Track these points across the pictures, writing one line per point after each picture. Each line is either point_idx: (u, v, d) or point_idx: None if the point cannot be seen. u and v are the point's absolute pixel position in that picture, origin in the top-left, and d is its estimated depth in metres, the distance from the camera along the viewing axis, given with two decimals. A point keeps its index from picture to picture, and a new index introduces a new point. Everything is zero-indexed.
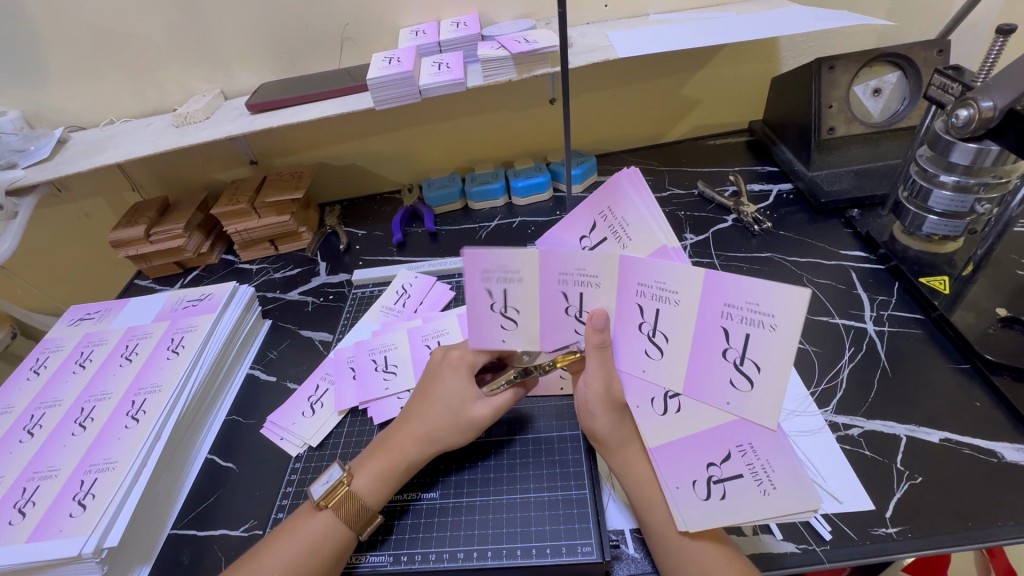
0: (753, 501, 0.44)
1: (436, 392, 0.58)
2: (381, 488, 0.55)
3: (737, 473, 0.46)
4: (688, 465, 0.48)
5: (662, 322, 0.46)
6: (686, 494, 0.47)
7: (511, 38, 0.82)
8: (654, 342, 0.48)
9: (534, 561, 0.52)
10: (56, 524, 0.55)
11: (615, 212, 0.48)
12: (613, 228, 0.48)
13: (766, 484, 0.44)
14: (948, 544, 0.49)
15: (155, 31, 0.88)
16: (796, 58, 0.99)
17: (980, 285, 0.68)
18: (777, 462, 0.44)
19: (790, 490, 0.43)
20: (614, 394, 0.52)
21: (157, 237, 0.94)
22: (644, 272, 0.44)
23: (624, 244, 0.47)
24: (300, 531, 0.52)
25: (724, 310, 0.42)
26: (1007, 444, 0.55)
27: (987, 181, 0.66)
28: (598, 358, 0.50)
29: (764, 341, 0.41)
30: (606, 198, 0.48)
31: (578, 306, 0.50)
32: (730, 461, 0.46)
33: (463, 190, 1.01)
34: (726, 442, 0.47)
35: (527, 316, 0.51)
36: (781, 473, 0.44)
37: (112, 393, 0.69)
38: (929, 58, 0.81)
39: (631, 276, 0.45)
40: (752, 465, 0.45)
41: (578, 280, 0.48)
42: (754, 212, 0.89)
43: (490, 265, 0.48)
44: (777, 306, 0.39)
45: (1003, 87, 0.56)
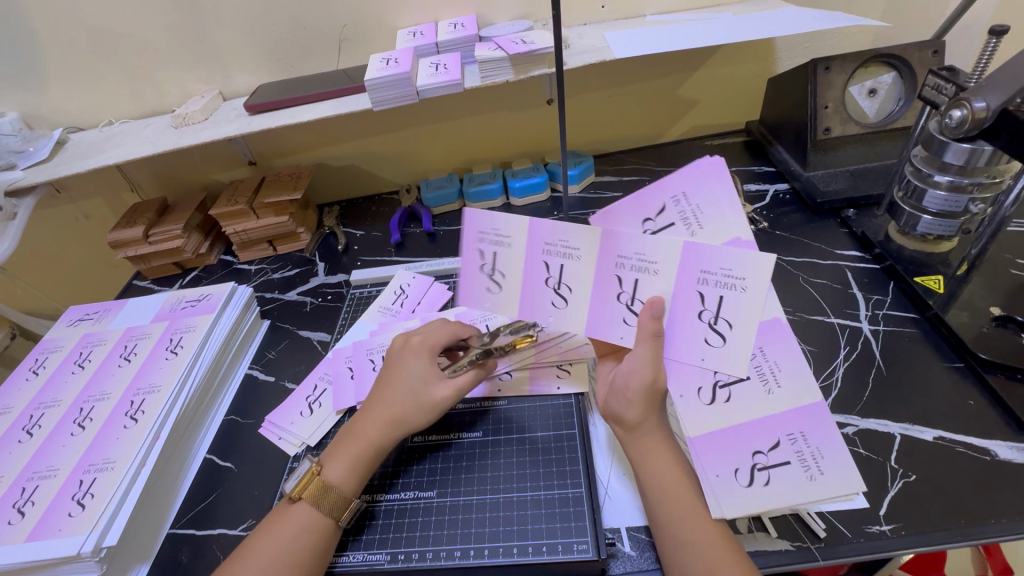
0: (799, 486, 0.48)
1: (398, 375, 0.60)
2: (351, 475, 0.55)
3: (785, 460, 0.49)
4: (731, 454, 0.51)
5: (726, 308, 0.49)
6: (726, 481, 0.50)
7: (509, 39, 0.82)
8: (714, 329, 0.50)
9: (530, 559, 0.52)
10: (55, 523, 0.56)
11: (690, 198, 0.47)
12: (683, 215, 0.47)
13: (813, 471, 0.49)
14: (942, 541, 0.49)
15: (153, 32, 0.88)
16: (792, 59, 1.00)
17: (975, 284, 0.69)
18: (829, 451, 0.49)
19: (837, 476, 0.48)
20: (657, 386, 0.52)
21: (155, 238, 0.94)
22: (623, 245, 0.49)
23: (694, 232, 0.48)
24: (278, 525, 0.52)
25: (700, 276, 0.48)
26: (1001, 441, 0.56)
27: (980, 181, 0.67)
28: (651, 346, 0.51)
29: (737, 304, 0.48)
30: (687, 179, 0.46)
31: (631, 294, 0.51)
32: (779, 449, 0.50)
33: (461, 191, 1.02)
34: (777, 431, 0.50)
35: (511, 281, 0.55)
36: (828, 462, 0.49)
37: (110, 393, 0.69)
38: (924, 59, 0.81)
39: (696, 264, 0.48)
40: (801, 453, 0.49)
41: (560, 251, 0.51)
42: (751, 212, 0.89)
43: (485, 226, 0.52)
44: (747, 271, 0.47)
45: (996, 87, 0.56)
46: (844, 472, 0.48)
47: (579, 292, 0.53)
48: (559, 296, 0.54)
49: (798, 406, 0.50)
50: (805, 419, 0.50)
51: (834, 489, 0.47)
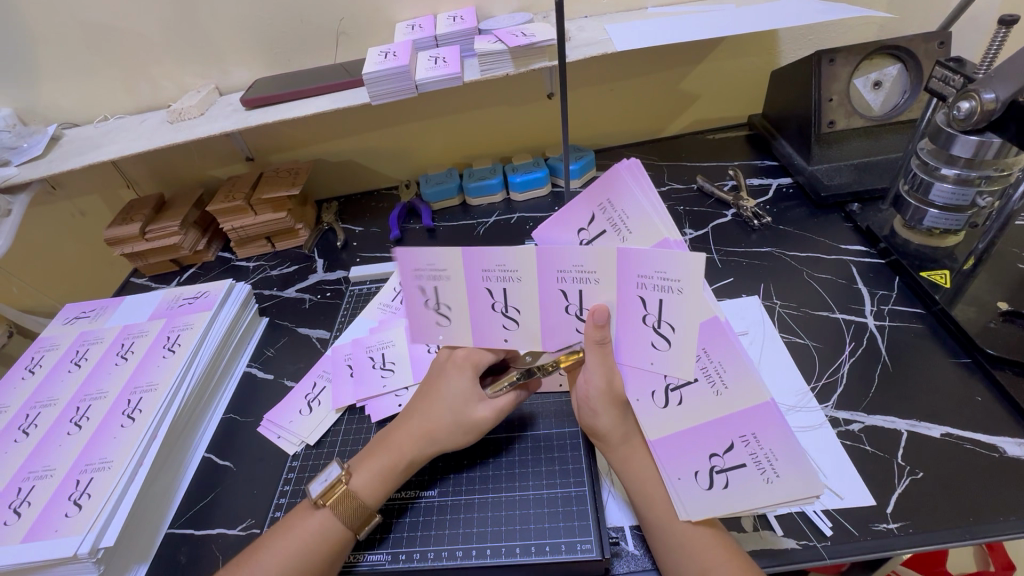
0: (756, 489, 0.45)
1: (438, 390, 0.58)
2: (379, 486, 0.54)
3: (741, 462, 0.46)
4: (689, 456, 0.48)
5: (665, 312, 0.45)
6: (688, 485, 0.48)
7: (509, 32, 0.81)
8: (660, 333, 0.46)
9: (533, 559, 0.51)
10: (52, 523, 0.55)
11: (615, 205, 0.47)
12: (614, 221, 0.47)
13: (770, 473, 0.45)
14: (951, 539, 0.49)
15: (148, 27, 0.87)
16: (796, 51, 0.99)
17: (982, 279, 0.68)
18: (782, 453, 0.44)
19: (794, 478, 0.44)
20: (615, 391, 0.51)
21: (152, 235, 0.93)
22: (642, 263, 0.43)
23: (624, 236, 0.47)
24: (296, 529, 0.51)
25: (639, 281, 0.44)
26: (1008, 438, 0.55)
27: (989, 174, 0.65)
28: (598, 353, 0.49)
29: (676, 310, 0.44)
30: (606, 189, 0.47)
31: (577, 305, 0.49)
32: (733, 450, 0.46)
33: (462, 186, 1.01)
34: (730, 432, 0.47)
35: (459, 313, 0.52)
36: (784, 462, 0.44)
37: (108, 392, 0.68)
38: (930, 50, 0.80)
39: (631, 267, 0.44)
40: (755, 454, 0.45)
41: (575, 276, 0.46)
42: (754, 206, 0.88)
43: (419, 263, 0.49)
44: (682, 272, 0.42)
45: (1005, 78, 0.55)
46: (798, 473, 0.43)
47: (528, 315, 0.50)
48: (509, 319, 0.51)
49: (747, 407, 0.46)
50: (756, 420, 0.45)
51: (785, 492, 0.44)
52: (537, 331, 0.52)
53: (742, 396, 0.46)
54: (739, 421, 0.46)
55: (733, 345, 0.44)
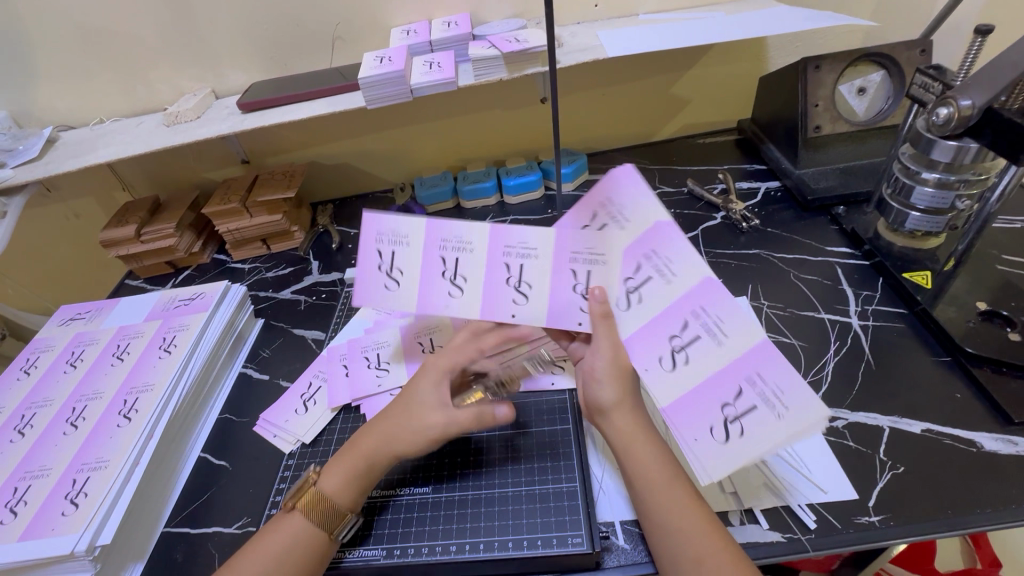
0: (771, 428, 0.45)
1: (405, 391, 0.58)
2: (339, 486, 0.54)
3: (751, 406, 0.46)
4: (701, 416, 0.48)
5: (648, 287, 0.50)
6: (705, 445, 0.48)
7: (502, 38, 0.83)
8: (627, 296, 0.51)
9: (525, 553, 0.52)
10: (48, 522, 0.55)
11: (609, 201, 0.49)
12: (607, 215, 0.50)
13: (779, 408, 0.45)
14: (928, 531, 0.50)
15: (145, 31, 0.88)
16: (782, 58, 1.01)
17: (961, 280, 0.70)
18: (786, 384, 0.45)
19: (801, 406, 0.44)
20: (622, 364, 0.52)
21: (148, 237, 0.93)
22: (574, 241, 0.51)
23: (623, 226, 0.49)
24: (273, 532, 0.52)
25: (648, 255, 0.49)
26: (987, 433, 0.57)
27: (967, 178, 0.68)
28: (605, 328, 0.52)
29: (659, 288, 0.49)
30: (601, 192, 0.49)
31: (517, 277, 0.54)
32: (742, 396, 0.47)
33: (455, 189, 1.02)
34: (736, 378, 0.47)
35: (410, 277, 0.55)
36: (790, 395, 0.45)
37: (104, 392, 0.69)
38: (912, 58, 0.82)
39: (650, 242, 0.48)
40: (763, 394, 0.46)
41: (519, 252, 0.53)
42: (743, 209, 0.90)
43: (381, 227, 0.54)
44: (604, 247, 0.51)
45: (981, 86, 0.57)
46: (801, 403, 0.44)
47: (473, 284, 0.55)
48: (455, 286, 0.55)
49: (751, 349, 0.46)
50: (760, 359, 0.46)
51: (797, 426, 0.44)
52: (479, 296, 0.55)
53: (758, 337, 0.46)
54: (746, 363, 0.46)
55: (727, 296, 0.46)
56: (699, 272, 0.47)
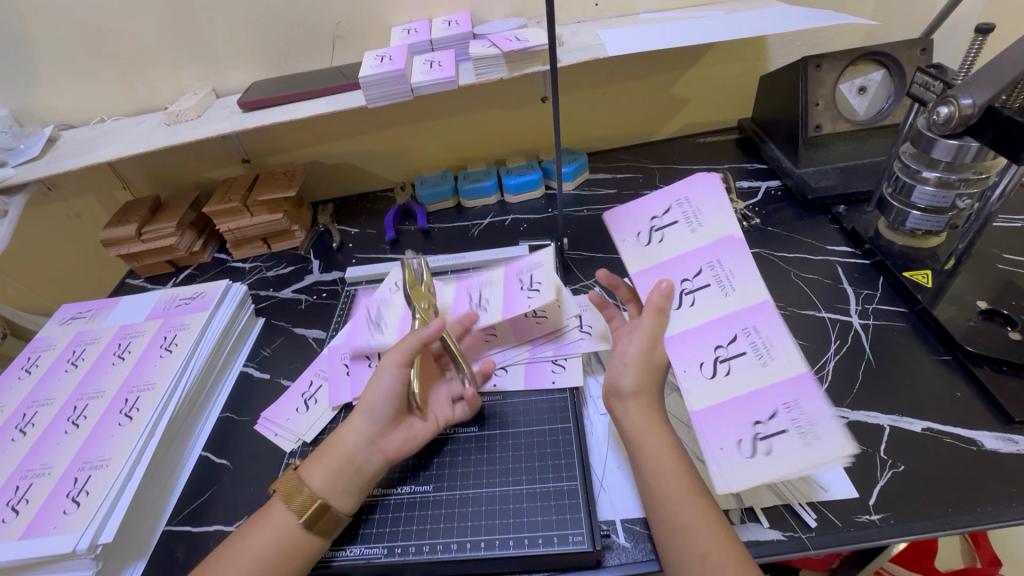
0: (797, 453, 0.45)
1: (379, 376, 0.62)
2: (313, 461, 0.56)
3: (783, 428, 0.46)
4: (733, 427, 0.48)
5: (705, 294, 0.53)
6: (730, 456, 0.46)
7: (503, 36, 0.83)
8: (682, 299, 0.54)
9: (526, 551, 0.52)
10: (50, 520, 0.55)
11: (687, 203, 0.57)
12: (687, 215, 0.57)
13: (809, 437, 0.45)
14: (928, 529, 0.50)
15: (146, 30, 0.88)
16: (783, 57, 1.01)
17: (962, 279, 0.70)
18: (820, 416, 0.45)
19: (834, 436, 0.44)
20: (659, 357, 0.53)
21: (149, 236, 0.93)
22: (633, 220, 0.60)
23: (694, 228, 0.56)
24: (256, 520, 0.53)
25: (710, 263, 0.54)
26: (987, 432, 0.57)
27: (967, 177, 0.68)
28: (653, 318, 0.54)
29: (714, 296, 0.53)
30: (685, 190, 0.57)
31: (531, 284, 0.71)
32: (775, 417, 0.47)
33: (456, 188, 1.02)
34: (773, 401, 0.47)
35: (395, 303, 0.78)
36: (823, 426, 0.45)
37: (105, 391, 0.69)
38: (912, 56, 0.83)
39: (715, 253, 0.54)
40: (796, 420, 0.46)
41: (476, 289, 0.76)
42: (743, 208, 0.90)
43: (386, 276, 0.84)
44: (668, 244, 0.57)
45: (981, 84, 0.57)
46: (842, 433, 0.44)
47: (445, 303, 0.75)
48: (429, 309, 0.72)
49: (793, 377, 0.48)
50: (796, 387, 0.47)
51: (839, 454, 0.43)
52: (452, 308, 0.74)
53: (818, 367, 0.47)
54: (787, 389, 0.47)
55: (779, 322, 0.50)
56: (759, 296, 0.51)
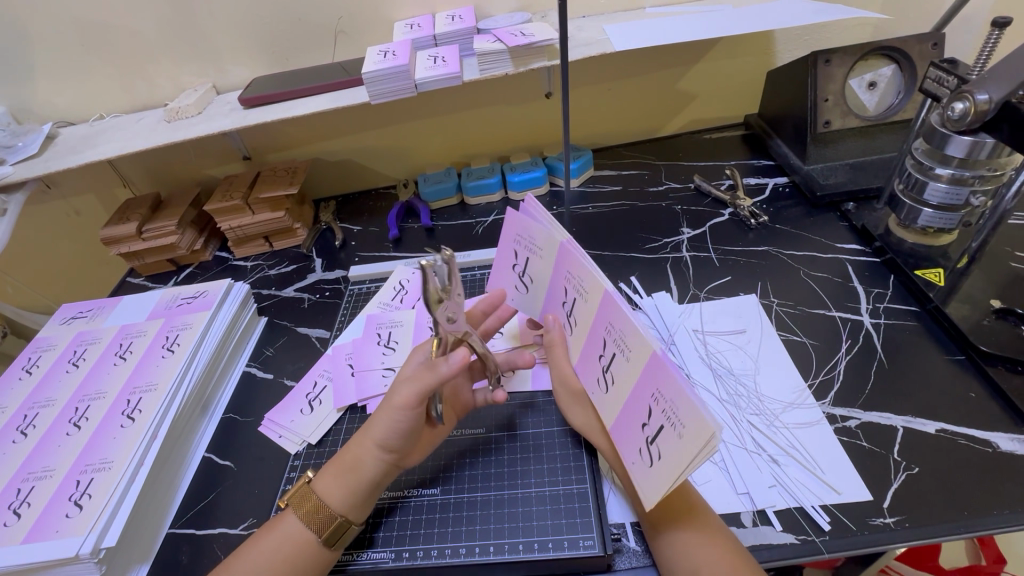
0: (676, 450, 0.41)
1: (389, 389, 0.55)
2: (333, 481, 0.53)
3: (660, 425, 0.43)
4: (634, 438, 0.47)
5: (575, 309, 0.53)
6: (640, 466, 0.47)
7: (508, 31, 0.81)
8: (569, 321, 0.55)
9: (534, 556, 0.52)
10: (52, 524, 0.55)
11: (522, 236, 0.57)
12: (529, 248, 0.57)
13: (679, 427, 0.41)
14: (944, 533, 0.49)
15: (145, 25, 0.86)
16: (790, 51, 1.00)
17: (975, 277, 0.69)
18: (679, 401, 0.40)
19: (693, 427, 0.39)
20: (572, 383, 0.57)
21: (149, 234, 0.92)
22: (506, 272, 0.63)
23: (539, 257, 0.56)
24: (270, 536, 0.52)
25: (567, 277, 0.53)
26: (1003, 434, 0.56)
27: (982, 174, 0.67)
28: (552, 352, 0.58)
29: (583, 307, 0.52)
30: (515, 227, 0.58)
31: None
32: (653, 415, 0.44)
33: (460, 185, 1.01)
34: (646, 396, 0.45)
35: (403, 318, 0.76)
36: (683, 412, 0.40)
37: (107, 392, 0.68)
38: (924, 51, 0.81)
39: (564, 265, 0.52)
40: (666, 412, 0.42)
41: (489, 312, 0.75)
42: (751, 205, 0.89)
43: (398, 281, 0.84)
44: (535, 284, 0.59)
45: (998, 79, 0.56)
46: (698, 415, 0.39)
47: None
48: None
49: (648, 364, 0.44)
50: (657, 373, 0.43)
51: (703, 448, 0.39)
52: None
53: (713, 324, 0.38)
54: (652, 369, 0.44)
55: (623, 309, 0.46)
56: (600, 289, 0.48)
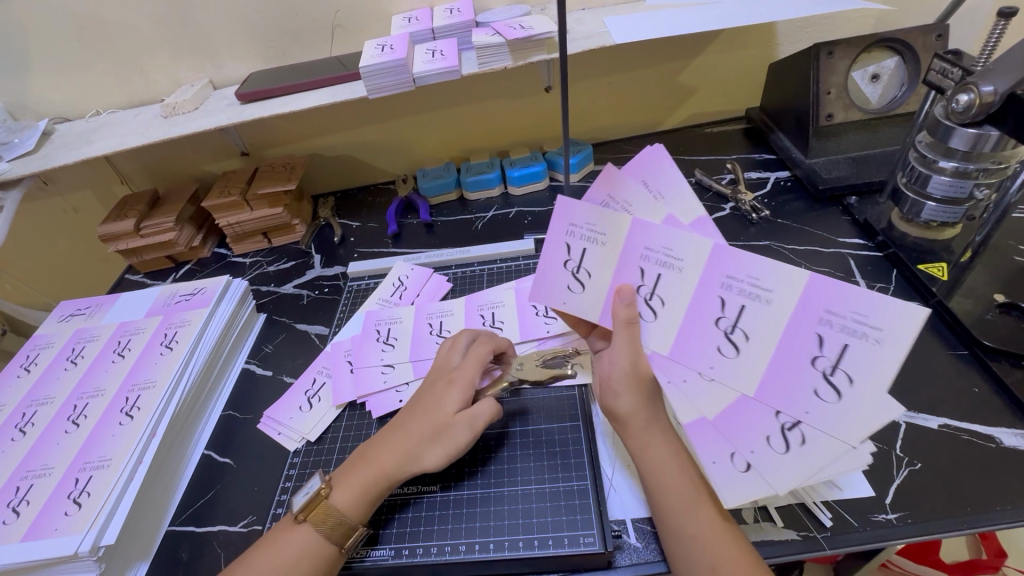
0: (831, 429, 0.42)
1: (424, 405, 0.57)
2: (362, 501, 0.53)
3: (806, 410, 0.43)
4: (724, 437, 0.46)
5: (661, 286, 0.49)
6: (763, 456, 0.45)
7: (507, 24, 0.81)
8: (650, 304, 0.50)
9: (535, 553, 0.51)
10: (51, 522, 0.55)
11: (614, 200, 0.52)
12: (586, 237, 0.51)
13: (835, 397, 0.42)
14: (947, 529, 0.49)
15: (141, 19, 0.86)
16: (792, 44, 0.98)
17: (979, 271, 0.68)
18: (849, 370, 0.41)
19: (861, 398, 0.41)
20: (640, 370, 0.51)
21: (147, 231, 0.92)
22: (557, 257, 0.53)
23: (602, 240, 0.50)
24: (282, 542, 0.51)
25: (643, 253, 0.49)
26: (1006, 429, 0.55)
27: (986, 167, 0.66)
28: (625, 334, 0.50)
29: (671, 280, 0.48)
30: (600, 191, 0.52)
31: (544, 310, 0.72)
32: (795, 401, 0.44)
33: (459, 180, 1.00)
34: (784, 377, 0.44)
35: (404, 314, 0.76)
36: (846, 380, 0.42)
37: (105, 389, 0.68)
38: (928, 42, 0.80)
39: (641, 239, 0.48)
40: (818, 389, 0.43)
41: (489, 307, 0.75)
42: (752, 200, 0.88)
43: (397, 276, 0.84)
44: (599, 269, 0.51)
45: (1004, 71, 0.55)
46: (849, 422, 0.42)
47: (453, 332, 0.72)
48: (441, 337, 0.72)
49: (783, 340, 0.44)
50: (801, 347, 0.43)
51: (844, 459, 0.42)
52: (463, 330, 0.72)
53: (886, 320, 0.39)
54: (783, 365, 0.44)
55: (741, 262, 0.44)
56: (701, 248, 0.46)
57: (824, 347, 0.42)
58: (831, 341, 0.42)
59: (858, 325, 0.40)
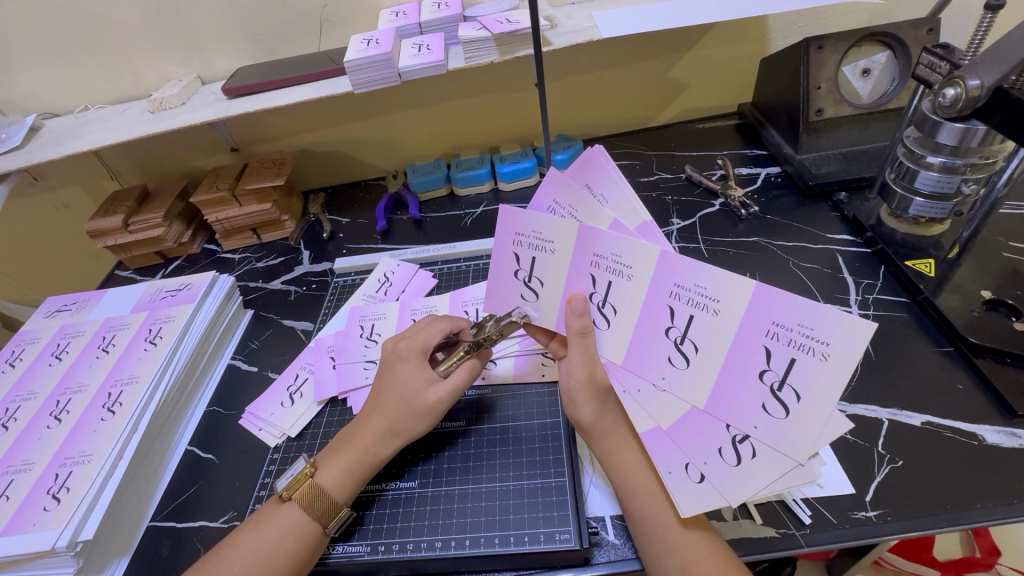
0: (780, 443, 0.43)
1: (391, 383, 0.57)
2: (346, 482, 0.54)
3: (753, 423, 0.44)
4: (678, 448, 0.47)
5: (613, 294, 0.48)
6: (716, 468, 0.45)
7: (494, 18, 0.80)
8: (603, 312, 0.50)
9: (511, 549, 0.51)
10: (30, 517, 0.55)
11: (561, 204, 0.52)
12: (533, 245, 0.50)
13: (784, 413, 0.43)
14: (928, 527, 0.49)
15: (127, 14, 0.85)
16: (785, 38, 0.98)
17: (967, 267, 0.68)
18: (798, 387, 0.42)
19: (807, 413, 0.41)
20: (597, 379, 0.51)
21: (135, 226, 0.91)
22: (506, 267, 0.53)
23: (549, 249, 0.50)
24: (259, 529, 0.51)
25: (594, 260, 0.48)
26: (989, 426, 0.55)
27: (974, 162, 0.65)
28: (580, 345, 0.50)
29: (623, 288, 0.47)
30: (550, 193, 0.52)
31: None
32: (745, 413, 0.44)
33: (449, 175, 1.00)
34: (734, 389, 0.45)
35: (388, 310, 0.76)
36: (793, 396, 0.42)
37: (88, 384, 0.68)
38: (919, 37, 0.80)
39: (589, 247, 0.47)
40: (766, 403, 0.43)
41: (473, 303, 0.74)
42: (742, 196, 0.87)
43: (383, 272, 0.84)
44: (549, 276, 0.51)
45: (991, 64, 0.54)
46: (796, 438, 0.42)
47: None
48: None
49: (732, 353, 0.44)
50: (750, 362, 0.43)
51: (793, 474, 0.43)
52: None
53: (833, 334, 0.39)
54: (730, 381, 0.45)
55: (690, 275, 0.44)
56: (653, 256, 0.45)
57: (771, 362, 0.42)
58: (778, 356, 0.42)
59: (806, 339, 0.40)
